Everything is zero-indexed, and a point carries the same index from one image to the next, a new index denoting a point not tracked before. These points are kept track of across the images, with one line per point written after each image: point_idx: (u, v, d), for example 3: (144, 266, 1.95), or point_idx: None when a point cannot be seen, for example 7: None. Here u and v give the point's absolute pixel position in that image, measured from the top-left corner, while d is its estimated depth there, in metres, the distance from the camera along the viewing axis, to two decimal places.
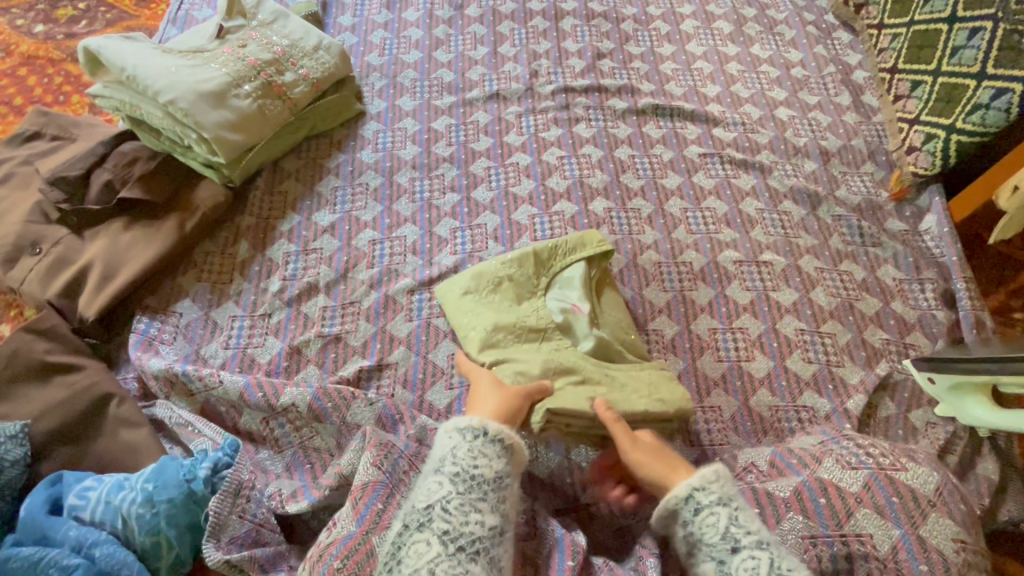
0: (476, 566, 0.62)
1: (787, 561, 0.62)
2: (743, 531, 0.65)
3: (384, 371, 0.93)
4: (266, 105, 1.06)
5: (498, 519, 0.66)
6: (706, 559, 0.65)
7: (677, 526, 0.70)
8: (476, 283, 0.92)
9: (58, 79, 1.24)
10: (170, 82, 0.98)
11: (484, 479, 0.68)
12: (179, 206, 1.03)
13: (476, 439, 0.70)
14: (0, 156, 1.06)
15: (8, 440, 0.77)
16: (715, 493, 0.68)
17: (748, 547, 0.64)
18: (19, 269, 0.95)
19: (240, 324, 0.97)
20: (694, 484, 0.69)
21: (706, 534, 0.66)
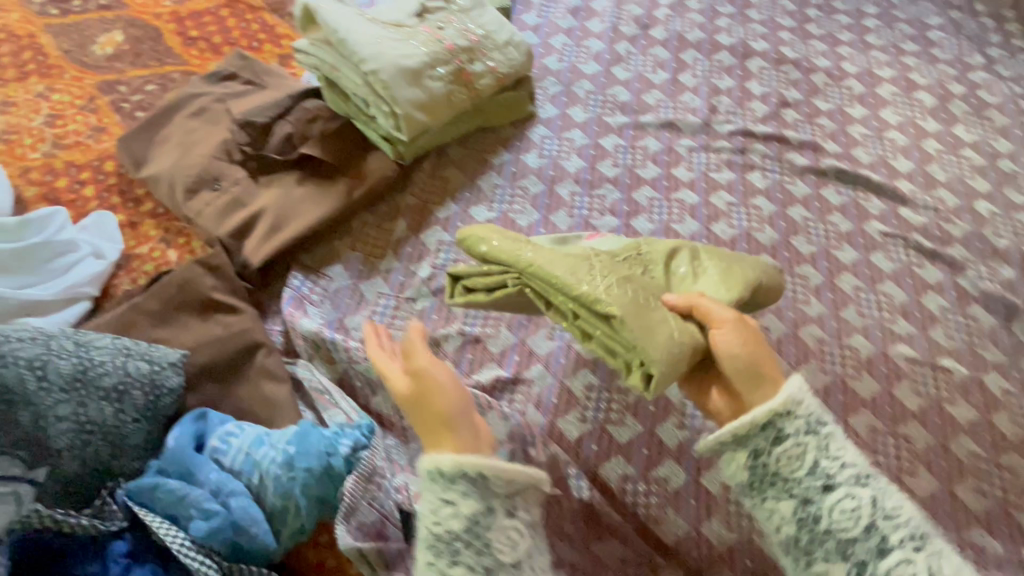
0: None
1: (890, 499, 0.61)
2: (835, 467, 0.62)
3: (518, 387, 0.90)
4: (455, 91, 1.05)
5: (484, 568, 0.61)
6: (782, 496, 0.63)
7: (738, 453, 0.65)
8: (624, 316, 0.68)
9: (254, 26, 1.29)
10: (376, 51, 0.99)
11: (454, 531, 0.62)
12: (350, 172, 1.04)
13: (435, 484, 0.63)
14: (197, 89, 1.11)
15: (168, 367, 0.77)
16: (803, 415, 0.64)
17: (841, 485, 0.62)
18: (199, 202, 0.98)
19: (386, 302, 0.96)
20: (779, 412, 0.64)
21: (790, 468, 0.63)
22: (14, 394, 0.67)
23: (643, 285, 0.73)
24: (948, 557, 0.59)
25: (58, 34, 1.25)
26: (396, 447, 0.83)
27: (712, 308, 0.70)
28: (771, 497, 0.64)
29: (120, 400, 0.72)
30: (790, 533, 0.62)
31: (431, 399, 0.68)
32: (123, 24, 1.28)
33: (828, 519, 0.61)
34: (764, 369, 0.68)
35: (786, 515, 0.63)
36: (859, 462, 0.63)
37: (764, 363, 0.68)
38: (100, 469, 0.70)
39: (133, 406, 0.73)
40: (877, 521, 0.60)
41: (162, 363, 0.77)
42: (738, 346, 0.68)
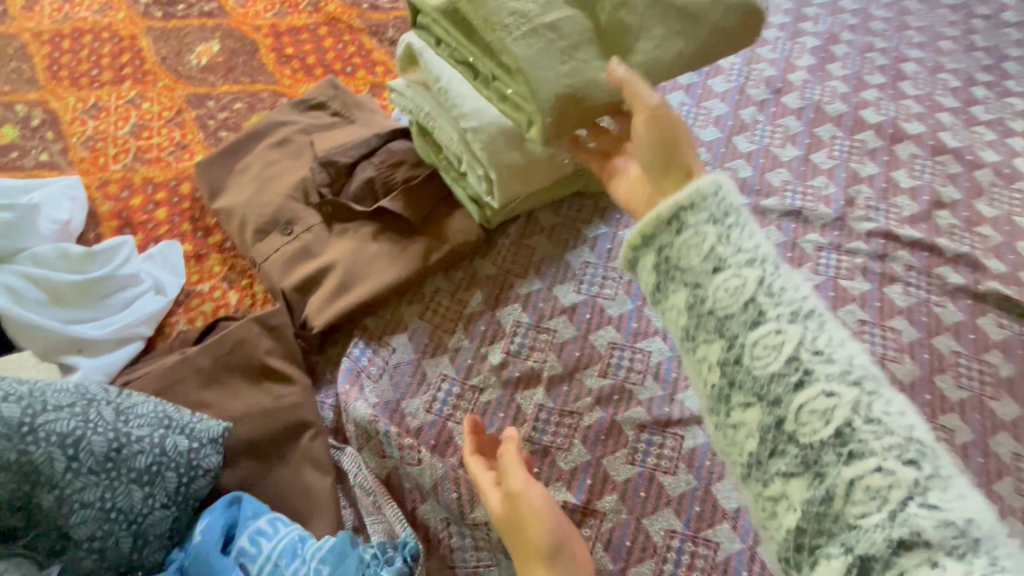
0: None
1: (790, 284, 0.42)
2: (733, 249, 0.43)
3: (586, 518, 0.77)
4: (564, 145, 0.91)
5: None
6: (678, 292, 0.45)
7: (646, 254, 0.47)
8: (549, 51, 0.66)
9: (352, 49, 1.22)
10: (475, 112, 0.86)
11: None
12: (429, 231, 0.94)
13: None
14: (284, 115, 1.05)
15: (209, 445, 0.68)
16: (708, 207, 0.45)
17: (737, 266, 0.42)
18: (268, 245, 0.91)
19: (448, 388, 0.85)
20: (681, 203, 0.46)
21: (681, 256, 0.45)
22: (39, 471, 0.60)
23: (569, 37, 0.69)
24: (849, 344, 0.40)
25: (158, 38, 1.23)
26: (440, 574, 0.72)
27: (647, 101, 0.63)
28: (670, 297, 0.45)
29: (151, 484, 0.65)
30: (681, 322, 0.44)
31: (528, 533, 0.56)
32: (223, 34, 1.24)
33: (713, 299, 0.42)
34: (681, 159, 0.59)
35: (680, 309, 0.44)
36: (767, 250, 0.44)
37: (683, 149, 0.60)
38: (119, 563, 0.63)
39: (164, 491, 0.65)
40: (761, 300, 0.41)
41: (202, 439, 0.68)
42: (654, 131, 0.61)
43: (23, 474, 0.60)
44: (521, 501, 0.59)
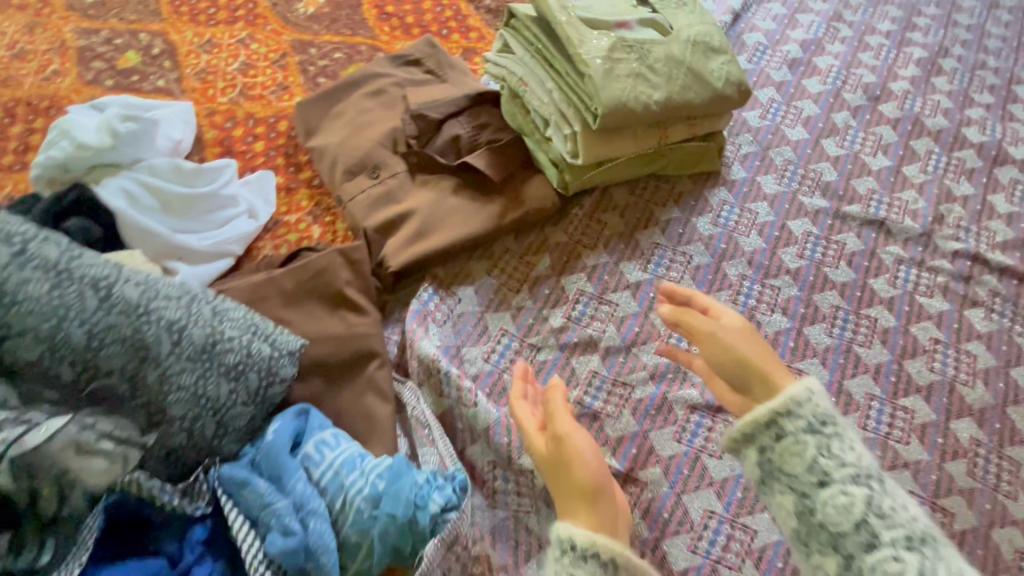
0: None
1: (892, 500, 0.51)
2: (835, 464, 0.53)
3: (627, 485, 0.79)
4: (669, 82, 0.91)
5: None
6: (784, 492, 0.54)
7: (750, 450, 0.57)
8: (630, 71, 0.89)
9: (449, 12, 1.26)
10: (604, 38, 0.90)
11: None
12: (507, 192, 0.96)
13: (565, 557, 0.56)
14: (381, 67, 1.09)
15: (286, 356, 0.73)
16: (806, 415, 0.55)
17: (840, 482, 0.52)
18: (355, 186, 0.96)
19: (508, 342, 0.88)
20: (778, 410, 0.55)
21: (788, 464, 0.54)
22: (147, 349, 0.65)
23: (634, 58, 0.90)
24: (960, 570, 0.48)
25: None
26: (482, 511, 0.75)
27: (703, 325, 0.64)
28: (776, 494, 0.55)
29: (236, 380, 0.70)
30: (791, 525, 0.54)
31: (573, 472, 0.61)
32: None
33: (822, 513, 0.52)
34: (758, 366, 0.60)
35: (787, 511, 0.54)
36: (867, 463, 0.54)
37: (754, 359, 0.60)
38: (203, 444, 0.67)
39: (246, 389, 0.70)
40: (869, 520, 0.50)
41: (282, 349, 0.73)
42: (724, 357, 0.61)
43: (133, 349, 0.64)
44: (563, 441, 0.63)
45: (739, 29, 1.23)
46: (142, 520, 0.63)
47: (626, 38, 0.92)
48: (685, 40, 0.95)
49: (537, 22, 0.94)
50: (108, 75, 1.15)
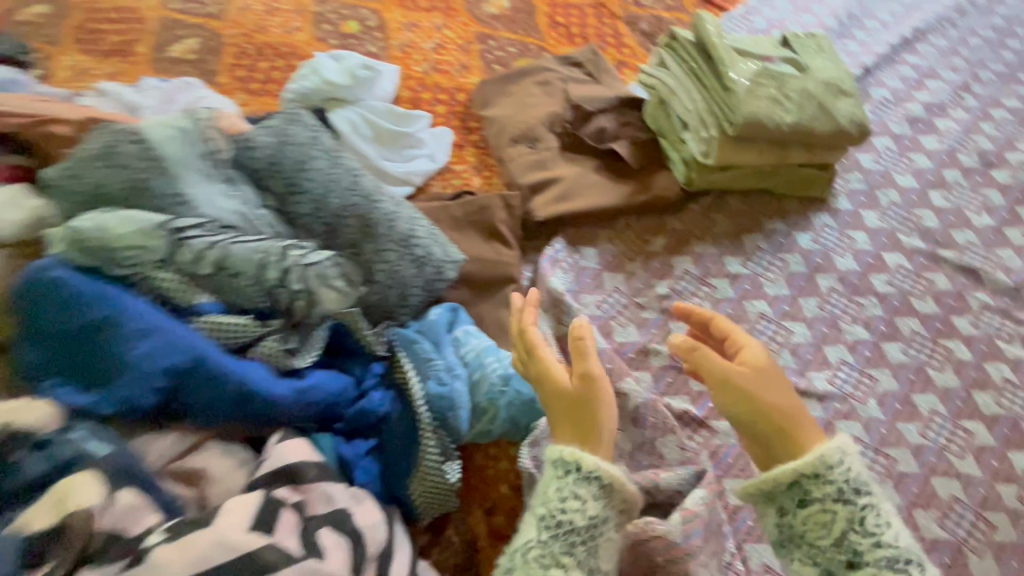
0: (570, 555, 0.65)
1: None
2: (860, 538, 0.60)
3: (700, 429, 0.93)
4: (799, 110, 1.07)
5: (582, 541, 0.65)
6: (806, 561, 0.62)
7: (768, 510, 0.64)
8: (767, 95, 1.06)
9: (609, 29, 1.47)
10: (749, 67, 1.08)
11: (575, 525, 0.65)
12: (639, 180, 1.15)
13: (568, 476, 0.67)
14: (549, 64, 1.32)
15: (451, 262, 0.95)
16: (837, 481, 0.61)
17: (867, 560, 0.59)
18: (515, 152, 1.17)
19: (618, 298, 1.05)
20: (806, 473, 0.61)
21: (814, 535, 0.61)
22: (371, 228, 0.87)
23: (773, 85, 1.07)
24: None
25: None
26: None
27: (714, 365, 0.65)
28: (797, 561, 0.63)
29: (420, 267, 0.91)
30: None
31: (596, 411, 0.68)
32: None
33: None
34: (777, 418, 0.64)
35: None
36: (900, 543, 0.60)
37: (776, 410, 0.64)
38: (385, 308, 0.88)
39: (426, 277, 0.92)
40: None
41: (450, 256, 0.95)
42: (741, 407, 0.64)
43: (363, 225, 0.87)
44: (585, 386, 0.69)
45: (867, 83, 1.36)
46: (340, 349, 0.85)
47: (768, 69, 1.09)
48: (819, 79, 1.11)
49: (694, 46, 1.14)
50: (333, 36, 1.45)
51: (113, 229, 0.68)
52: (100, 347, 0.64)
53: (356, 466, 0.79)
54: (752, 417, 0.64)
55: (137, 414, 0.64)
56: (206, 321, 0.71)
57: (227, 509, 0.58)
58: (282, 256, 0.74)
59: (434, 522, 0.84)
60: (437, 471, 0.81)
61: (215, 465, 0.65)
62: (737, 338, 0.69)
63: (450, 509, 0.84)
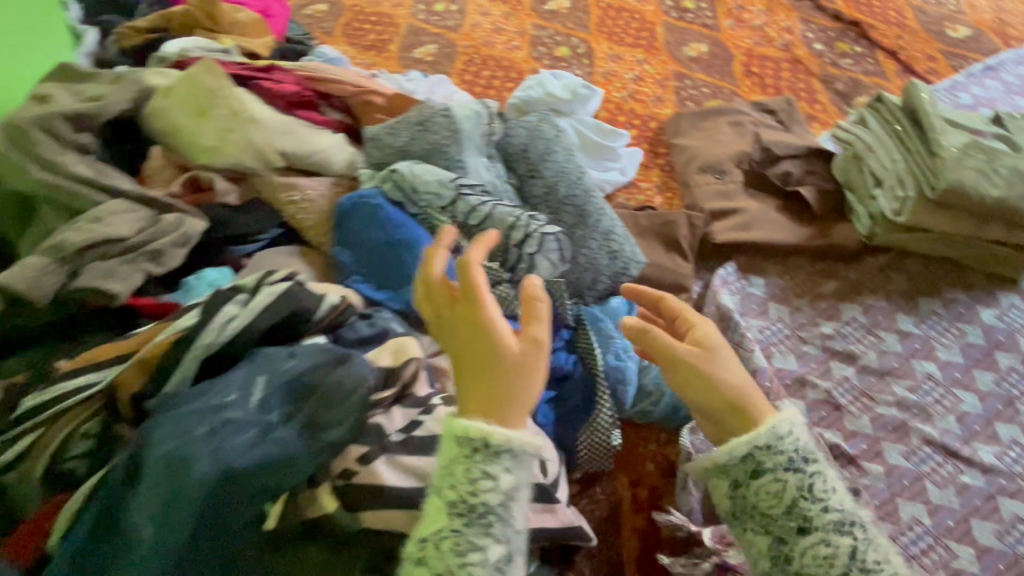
0: (487, 541, 0.54)
1: (874, 551, 0.62)
2: (810, 508, 0.63)
3: (850, 465, 0.96)
4: (1010, 186, 1.08)
5: (500, 523, 0.55)
6: (759, 531, 0.64)
7: (719, 480, 0.66)
8: (974, 166, 1.09)
9: (803, 85, 1.55)
10: (960, 137, 1.11)
11: (489, 505, 0.54)
12: (818, 225, 1.22)
13: (475, 454, 0.54)
14: (743, 107, 1.42)
15: (635, 262, 1.06)
16: (786, 451, 0.63)
17: (815, 529, 0.62)
18: (701, 179, 1.29)
19: (781, 327, 1.11)
20: (758, 444, 0.63)
21: (767, 504, 0.63)
22: (584, 217, 1.02)
23: (982, 158, 1.09)
24: None
25: (669, 29, 1.73)
26: None
27: (661, 346, 0.66)
28: (749, 531, 0.65)
29: (614, 259, 1.03)
30: (765, 567, 0.64)
31: (499, 378, 0.55)
32: (712, 42, 1.68)
33: (798, 561, 0.62)
34: (727, 397, 0.65)
35: (761, 550, 0.64)
36: (844, 509, 0.64)
37: (729, 388, 0.65)
38: (578, 287, 1.02)
39: (616, 270, 1.04)
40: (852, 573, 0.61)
41: (638, 257, 1.06)
42: (690, 389, 0.65)
43: (578, 214, 1.02)
44: (493, 343, 0.55)
45: None
46: None
47: (981, 142, 1.11)
48: None
49: (902, 111, 1.20)
50: (547, 58, 1.67)
51: (420, 176, 0.89)
52: (397, 259, 0.84)
53: (537, 408, 0.93)
54: (702, 396, 0.65)
55: (412, 317, 0.83)
56: (467, 260, 0.89)
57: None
58: (527, 224, 0.92)
59: (586, 477, 0.95)
60: (605, 433, 0.92)
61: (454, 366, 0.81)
62: (688, 316, 0.70)
63: (604, 470, 0.94)
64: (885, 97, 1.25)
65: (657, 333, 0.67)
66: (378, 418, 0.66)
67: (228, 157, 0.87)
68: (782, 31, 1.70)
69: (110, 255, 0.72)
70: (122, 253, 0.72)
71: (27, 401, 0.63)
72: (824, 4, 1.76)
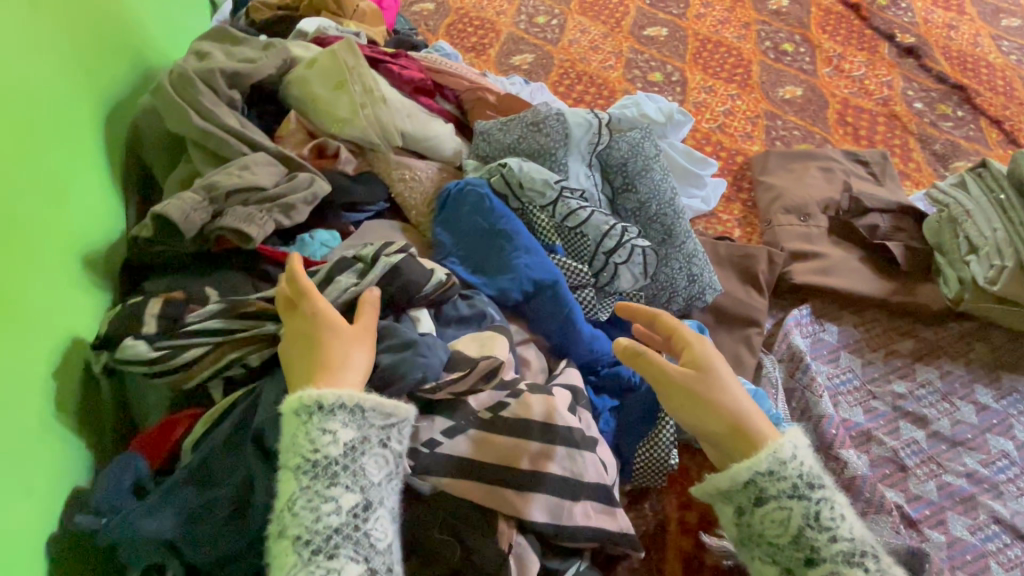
0: (337, 492, 0.57)
1: None
2: (815, 539, 0.64)
3: (911, 529, 0.93)
4: None
5: (352, 479, 0.58)
6: (766, 559, 0.67)
7: (726, 507, 0.69)
8: None
9: (898, 142, 1.53)
10: None
11: (331, 459, 0.58)
12: (902, 282, 1.20)
13: (312, 414, 0.59)
14: (835, 154, 1.41)
15: (711, 290, 1.07)
16: (790, 477, 0.65)
17: (821, 561, 0.64)
18: (784, 218, 1.28)
19: (851, 378, 1.10)
20: (758, 470, 0.66)
21: (771, 532, 0.66)
22: (671, 237, 1.03)
23: None
24: None
25: (765, 69, 1.74)
26: None
27: (655, 370, 0.72)
28: (757, 558, 0.67)
29: (692, 282, 1.05)
30: None
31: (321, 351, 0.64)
32: (808, 87, 1.68)
33: None
34: (720, 417, 0.69)
35: None
36: (856, 541, 0.64)
37: (725, 409, 0.70)
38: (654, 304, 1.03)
39: (691, 293, 1.05)
40: None
41: (715, 286, 1.08)
42: (688, 412, 0.71)
43: (666, 232, 1.03)
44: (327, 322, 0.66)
45: None
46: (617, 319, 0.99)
47: None
48: None
49: (1007, 180, 1.18)
50: (641, 81, 1.70)
51: (528, 173, 0.95)
52: (497, 249, 0.90)
53: (600, 415, 0.95)
54: (698, 416, 0.70)
55: (502, 303, 0.89)
56: (559, 259, 0.93)
57: (558, 393, 0.79)
58: (621, 233, 0.94)
59: (635, 491, 0.96)
60: (664, 452, 0.92)
61: (533, 361, 0.87)
62: (681, 337, 0.75)
63: (654, 486, 0.95)
64: (989, 163, 1.22)
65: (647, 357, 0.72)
66: (468, 395, 0.76)
67: (357, 129, 0.94)
68: (882, 86, 1.68)
69: (249, 203, 0.80)
70: (260, 203, 0.81)
71: (189, 320, 0.72)
72: (929, 64, 1.73)
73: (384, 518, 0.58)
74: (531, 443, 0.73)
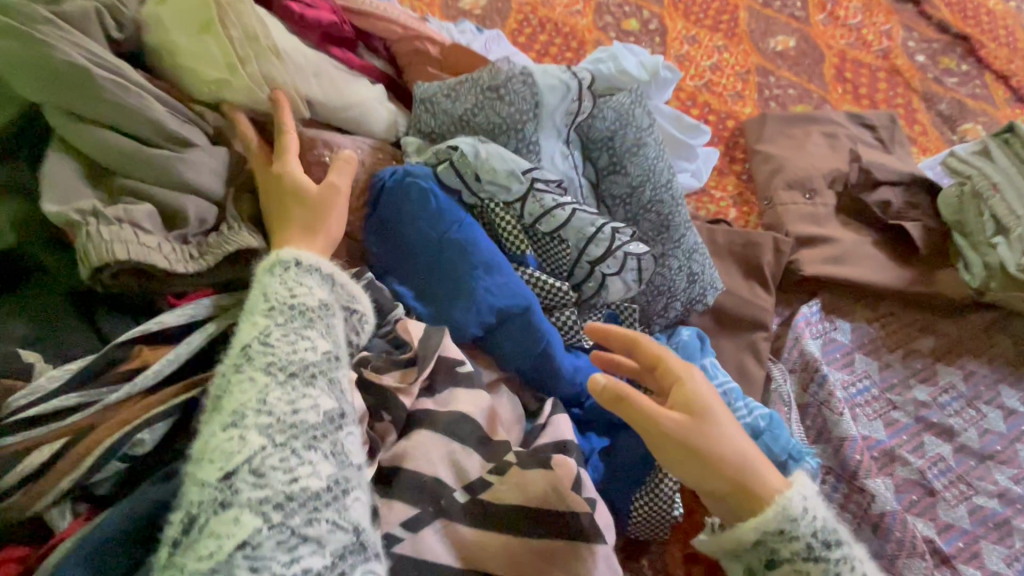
0: (310, 335, 0.54)
1: None
2: None
3: (945, 566, 0.80)
4: None
5: (332, 343, 0.55)
6: None
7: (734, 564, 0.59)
8: None
9: (900, 101, 1.36)
10: None
11: (305, 304, 0.55)
12: (920, 270, 1.04)
13: (285, 270, 0.57)
14: (840, 117, 1.22)
15: (710, 288, 0.88)
16: (805, 537, 0.54)
17: None
18: (788, 195, 1.10)
19: (868, 385, 0.95)
20: (768, 531, 0.54)
21: None
22: (668, 230, 0.82)
23: None
24: None
25: (753, 15, 1.51)
26: None
27: (636, 414, 0.57)
28: None
29: (692, 282, 0.85)
30: None
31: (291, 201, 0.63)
32: (801, 36, 1.47)
33: None
34: (718, 465, 0.56)
35: None
36: None
37: (725, 458, 0.56)
38: (647, 314, 0.83)
39: (690, 296, 0.86)
40: None
41: (715, 282, 0.89)
42: (678, 464, 0.57)
43: (661, 225, 0.82)
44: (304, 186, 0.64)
45: None
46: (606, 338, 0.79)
47: None
48: None
49: None
50: (614, 29, 1.44)
51: (487, 161, 0.71)
52: (448, 267, 0.67)
53: (587, 460, 0.75)
54: (688, 464, 0.57)
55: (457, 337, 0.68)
56: (530, 274, 0.73)
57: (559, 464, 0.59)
58: (611, 237, 0.73)
59: (632, 544, 0.78)
60: (666, 504, 0.75)
61: (506, 411, 0.66)
62: (666, 367, 0.60)
63: (656, 538, 0.78)
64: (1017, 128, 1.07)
65: (623, 396, 0.58)
66: (439, 472, 0.56)
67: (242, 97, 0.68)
68: (880, 35, 1.49)
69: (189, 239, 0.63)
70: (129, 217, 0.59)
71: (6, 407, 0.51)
72: (929, 11, 1.55)
73: (349, 376, 0.55)
74: (522, 538, 0.55)
